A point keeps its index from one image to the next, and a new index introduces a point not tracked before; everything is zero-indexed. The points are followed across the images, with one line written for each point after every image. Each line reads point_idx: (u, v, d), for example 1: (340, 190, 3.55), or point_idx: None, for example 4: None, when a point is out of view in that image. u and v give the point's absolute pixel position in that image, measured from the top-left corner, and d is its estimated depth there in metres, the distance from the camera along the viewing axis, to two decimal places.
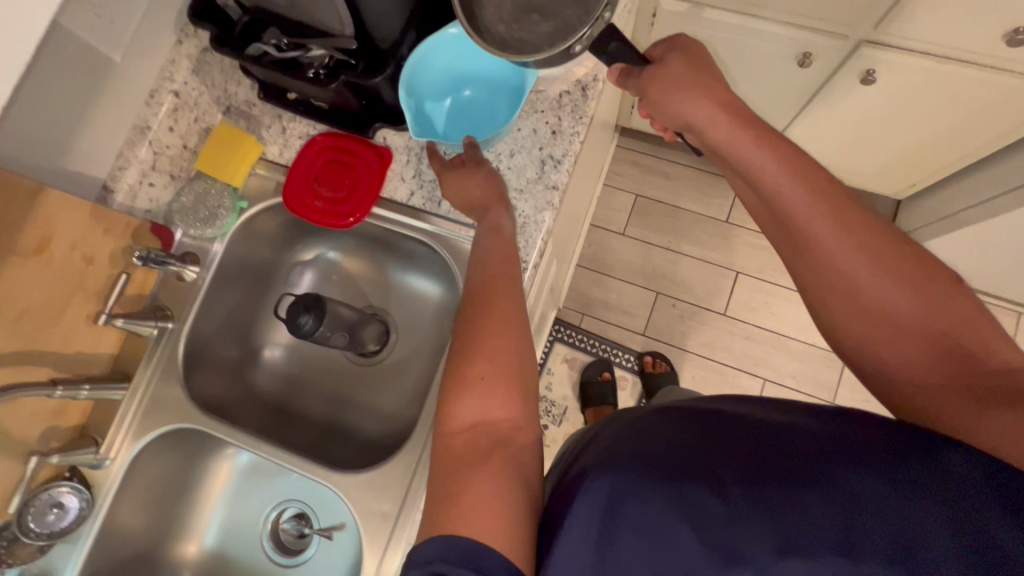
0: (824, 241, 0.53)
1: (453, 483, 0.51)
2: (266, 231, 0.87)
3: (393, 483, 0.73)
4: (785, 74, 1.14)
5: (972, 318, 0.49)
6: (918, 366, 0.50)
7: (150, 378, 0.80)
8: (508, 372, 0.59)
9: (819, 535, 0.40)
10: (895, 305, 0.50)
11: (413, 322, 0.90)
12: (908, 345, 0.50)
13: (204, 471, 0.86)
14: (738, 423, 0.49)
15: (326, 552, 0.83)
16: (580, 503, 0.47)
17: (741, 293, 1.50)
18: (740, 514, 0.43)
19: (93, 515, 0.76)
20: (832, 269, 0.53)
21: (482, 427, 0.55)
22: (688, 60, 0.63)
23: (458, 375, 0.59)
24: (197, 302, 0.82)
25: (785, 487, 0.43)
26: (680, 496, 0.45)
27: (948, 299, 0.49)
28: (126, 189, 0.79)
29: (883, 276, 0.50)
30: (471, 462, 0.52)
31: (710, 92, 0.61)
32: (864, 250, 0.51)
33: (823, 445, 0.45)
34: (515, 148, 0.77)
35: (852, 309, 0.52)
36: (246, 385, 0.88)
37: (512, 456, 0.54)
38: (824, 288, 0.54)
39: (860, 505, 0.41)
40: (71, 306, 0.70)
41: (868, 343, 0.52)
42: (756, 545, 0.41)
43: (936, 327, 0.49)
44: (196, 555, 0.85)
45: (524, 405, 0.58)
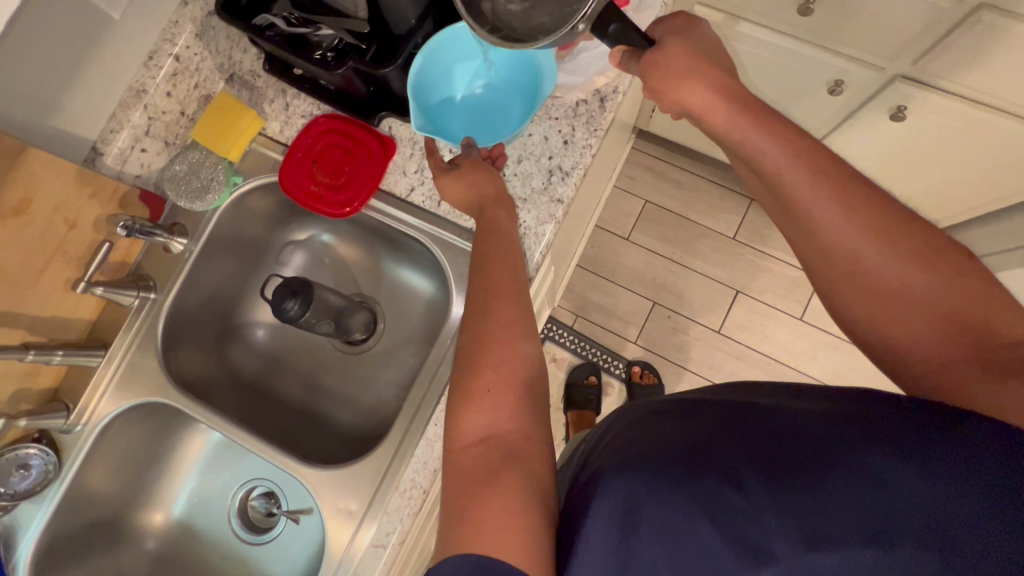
0: (827, 227, 0.51)
1: (466, 499, 0.50)
2: (260, 208, 0.85)
3: (362, 481, 0.72)
4: (814, 98, 1.10)
5: (987, 296, 0.47)
6: (929, 343, 0.48)
7: (128, 345, 0.79)
8: (514, 384, 0.57)
9: (846, 528, 0.40)
10: (906, 281, 0.49)
11: (402, 315, 0.88)
12: (917, 322, 0.49)
13: (176, 442, 0.86)
14: (752, 415, 0.50)
15: (293, 534, 0.82)
16: (596, 509, 0.47)
17: (739, 313, 1.49)
18: (761, 509, 0.43)
19: (58, 480, 0.75)
20: (838, 250, 0.51)
21: (494, 440, 0.54)
22: (688, 43, 0.59)
23: (462, 385, 0.57)
24: (180, 275, 0.80)
25: (804, 480, 0.43)
26: (699, 491, 0.45)
27: (961, 275, 0.48)
28: (116, 153, 0.78)
29: (892, 253, 0.49)
30: (484, 476, 0.51)
31: (719, 88, 0.58)
32: (874, 229, 0.49)
33: (836, 430, 0.45)
34: (523, 154, 0.74)
35: (860, 290, 0.51)
36: (224, 361, 0.87)
37: (527, 469, 0.52)
38: (830, 270, 0.52)
39: (883, 490, 0.41)
40: (50, 269, 0.69)
41: (873, 322, 0.51)
42: (781, 540, 0.42)
43: (946, 302, 0.47)
44: (163, 525, 0.86)
45: (533, 416, 0.57)
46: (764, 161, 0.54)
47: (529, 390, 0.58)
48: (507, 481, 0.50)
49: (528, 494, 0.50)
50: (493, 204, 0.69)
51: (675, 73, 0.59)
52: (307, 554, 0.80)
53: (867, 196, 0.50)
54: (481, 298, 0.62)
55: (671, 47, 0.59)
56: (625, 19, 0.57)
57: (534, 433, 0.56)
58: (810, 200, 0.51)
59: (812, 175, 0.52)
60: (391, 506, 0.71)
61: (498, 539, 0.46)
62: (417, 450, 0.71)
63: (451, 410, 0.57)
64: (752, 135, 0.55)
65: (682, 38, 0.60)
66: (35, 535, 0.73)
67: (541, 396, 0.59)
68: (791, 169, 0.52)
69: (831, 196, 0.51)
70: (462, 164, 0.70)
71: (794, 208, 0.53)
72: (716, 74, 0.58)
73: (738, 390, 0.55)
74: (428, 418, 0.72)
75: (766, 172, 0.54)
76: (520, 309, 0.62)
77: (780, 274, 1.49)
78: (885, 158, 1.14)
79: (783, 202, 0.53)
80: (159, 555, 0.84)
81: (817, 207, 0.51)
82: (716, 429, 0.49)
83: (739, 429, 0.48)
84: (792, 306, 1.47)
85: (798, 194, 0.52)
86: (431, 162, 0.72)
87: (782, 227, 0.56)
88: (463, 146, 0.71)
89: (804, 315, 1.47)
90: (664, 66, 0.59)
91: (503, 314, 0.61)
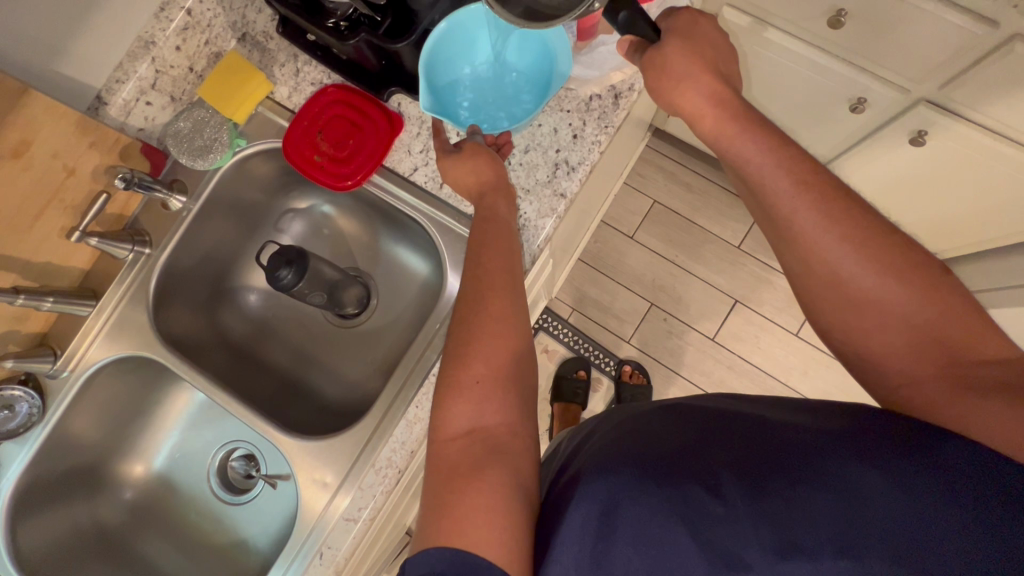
0: (811, 237, 0.50)
1: (449, 491, 0.50)
2: (261, 173, 0.84)
3: (341, 454, 0.73)
4: (835, 113, 1.08)
5: (965, 314, 0.47)
6: (907, 359, 0.48)
7: (120, 298, 0.79)
8: (503, 376, 0.57)
9: (821, 539, 0.41)
10: (888, 295, 0.48)
11: (395, 293, 0.88)
12: (892, 334, 0.49)
13: (161, 396, 0.87)
14: (736, 425, 0.50)
15: (268, 498, 0.84)
16: (574, 510, 0.48)
17: (735, 322, 1.48)
18: (738, 515, 0.43)
19: (42, 423, 0.76)
20: (821, 263, 0.50)
21: (480, 434, 0.54)
22: (687, 42, 0.58)
23: (451, 375, 0.57)
24: (176, 233, 0.79)
25: (781, 489, 0.44)
26: (678, 496, 0.45)
27: (943, 292, 0.47)
28: (121, 104, 0.77)
29: (870, 265, 0.48)
30: (469, 468, 0.51)
31: (721, 92, 0.57)
32: (858, 241, 0.49)
33: (818, 442, 0.45)
34: (530, 144, 0.73)
35: (842, 303, 0.50)
36: (214, 322, 0.87)
37: (512, 465, 0.52)
38: (812, 281, 0.52)
39: (861, 505, 0.41)
40: (45, 215, 0.69)
41: (849, 332, 0.51)
42: (755, 549, 0.42)
43: (923, 318, 0.47)
44: (143, 476, 0.87)
45: (521, 410, 0.57)
46: (774, 177, 0.53)
47: (518, 386, 0.58)
48: (492, 476, 0.50)
49: (511, 489, 0.50)
50: (498, 193, 0.68)
51: (674, 74, 0.58)
52: (281, 519, 0.81)
53: (873, 222, 0.50)
54: (476, 284, 0.62)
55: (686, 48, 0.58)
56: (635, 7, 0.58)
57: (520, 429, 0.56)
58: (812, 221, 0.50)
59: (817, 196, 0.50)
60: (365, 482, 0.71)
61: (480, 535, 0.46)
62: (397, 430, 0.72)
63: (438, 400, 0.57)
64: (761, 149, 0.54)
65: (699, 42, 0.59)
66: (14, 475, 0.74)
67: (527, 391, 0.59)
68: (794, 187, 0.51)
69: (837, 218, 0.50)
70: (465, 148, 0.68)
71: (800, 228, 0.51)
72: (714, 77, 0.57)
73: (726, 400, 0.56)
74: (410, 400, 0.72)
75: (767, 190, 0.53)
76: (516, 301, 0.61)
77: (781, 287, 1.48)
78: (899, 183, 1.12)
79: (778, 222, 0.53)
80: (136, 505, 0.86)
81: (822, 229, 0.50)
82: (699, 436, 0.50)
83: (722, 437, 0.49)
84: (789, 321, 1.47)
85: (805, 212, 0.51)
86: (436, 141, 0.72)
87: (772, 241, 0.55)
88: (467, 131, 0.70)
89: (800, 331, 1.46)
90: (665, 66, 0.58)
91: (496, 306, 0.60)
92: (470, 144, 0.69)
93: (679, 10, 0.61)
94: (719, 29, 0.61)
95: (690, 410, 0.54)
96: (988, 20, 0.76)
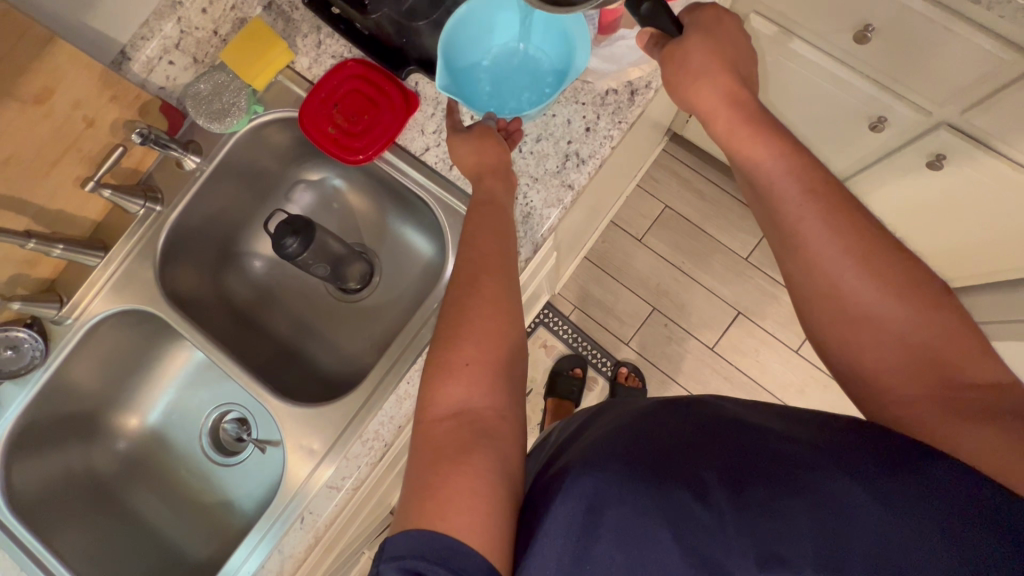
0: (813, 245, 0.50)
1: (433, 472, 0.50)
2: (276, 142, 0.85)
3: (331, 423, 0.74)
4: (855, 130, 1.07)
5: (961, 335, 0.47)
6: (900, 376, 0.48)
7: (128, 252, 0.80)
8: (494, 361, 0.57)
9: (801, 550, 0.41)
10: (886, 311, 0.48)
11: (397, 272, 0.89)
12: (885, 351, 0.48)
13: (160, 353, 0.88)
14: (725, 430, 0.50)
15: (257, 462, 0.86)
16: (560, 505, 0.47)
17: (735, 333, 1.48)
18: (722, 521, 0.44)
19: (43, 367, 0.77)
20: (820, 272, 0.50)
21: (468, 416, 0.54)
22: (709, 40, 0.58)
23: (444, 355, 0.57)
24: (189, 193, 0.81)
25: (768, 500, 0.44)
26: (664, 498, 0.45)
27: (939, 311, 0.47)
28: (143, 61, 0.79)
29: (869, 279, 0.48)
30: (454, 451, 0.52)
31: (738, 96, 0.57)
32: (858, 254, 0.49)
33: (805, 453, 0.46)
34: (542, 134, 0.74)
35: (838, 315, 0.50)
36: (218, 285, 0.89)
37: (498, 451, 0.53)
38: (811, 290, 0.51)
39: (843, 518, 0.41)
40: (62, 163, 0.70)
41: (844, 346, 0.51)
42: (736, 555, 0.42)
43: (920, 337, 0.47)
44: (137, 429, 0.89)
45: (510, 398, 0.57)
46: (779, 184, 0.53)
47: (510, 370, 0.58)
48: (477, 460, 0.51)
49: (495, 475, 0.50)
50: (504, 181, 0.68)
51: (692, 74, 0.58)
52: (268, 482, 0.84)
53: (878, 235, 0.50)
54: (476, 264, 0.62)
55: (704, 44, 0.58)
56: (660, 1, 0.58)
57: (508, 415, 0.56)
58: (812, 229, 0.50)
59: (819, 204, 0.51)
60: (351, 452, 0.72)
61: (461, 517, 0.47)
62: (386, 404, 0.73)
63: (428, 380, 0.57)
64: (768, 154, 0.54)
65: (719, 42, 0.58)
66: (13, 415, 0.76)
67: (518, 379, 0.59)
68: (798, 193, 0.52)
69: (840, 228, 0.50)
70: (474, 130, 0.69)
71: (799, 236, 0.51)
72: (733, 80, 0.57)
73: (714, 399, 0.57)
74: (402, 376, 0.74)
75: (776, 192, 0.53)
76: (512, 288, 0.62)
77: (785, 303, 1.47)
78: (914, 207, 1.11)
79: (780, 229, 0.53)
80: (129, 456, 0.88)
81: (820, 239, 0.50)
82: (689, 439, 0.50)
83: (711, 441, 0.49)
84: (790, 337, 1.46)
85: (806, 219, 0.51)
86: (449, 121, 0.72)
87: (773, 245, 0.55)
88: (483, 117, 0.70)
89: (800, 348, 1.45)
90: (683, 65, 0.58)
91: (493, 291, 0.60)
92: (481, 127, 0.69)
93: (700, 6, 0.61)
94: (741, 32, 0.60)
95: (679, 412, 0.54)
96: (1016, 47, 0.75)
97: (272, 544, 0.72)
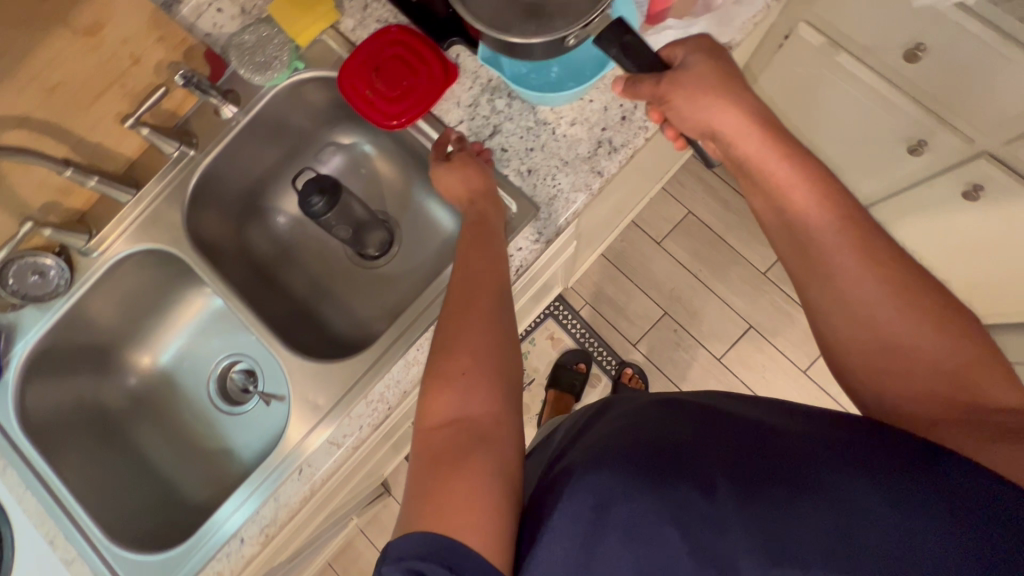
0: (838, 262, 0.51)
1: (431, 482, 0.49)
2: (314, 102, 0.86)
3: (337, 380, 0.75)
4: (892, 154, 1.06)
5: (986, 363, 0.46)
6: (918, 397, 0.48)
7: (159, 193, 0.81)
8: (489, 372, 0.56)
9: (810, 547, 0.41)
10: (908, 332, 0.48)
11: (418, 243, 0.89)
12: (907, 372, 0.48)
13: (178, 298, 0.90)
14: (730, 426, 0.51)
15: (260, 414, 0.87)
16: (566, 503, 0.47)
17: (745, 347, 1.47)
18: (729, 519, 0.44)
19: (66, 296, 0.79)
20: (845, 288, 0.51)
21: (466, 424, 0.53)
22: (713, 66, 0.59)
23: (439, 362, 0.57)
24: (223, 141, 0.81)
25: (774, 496, 0.44)
26: (671, 497, 0.45)
27: (962, 337, 0.47)
28: (193, 6, 0.81)
29: (895, 299, 0.49)
30: (452, 457, 0.50)
31: (761, 122, 0.57)
32: (875, 271, 0.50)
33: (812, 451, 0.45)
34: (578, 118, 0.73)
35: (859, 333, 0.50)
36: (243, 236, 0.90)
37: (496, 454, 0.51)
38: (828, 308, 0.52)
39: (854, 513, 0.41)
40: (104, 98, 0.72)
41: (863, 365, 0.51)
42: (745, 554, 0.42)
43: (942, 360, 0.47)
44: (149, 367, 0.91)
45: (504, 399, 0.56)
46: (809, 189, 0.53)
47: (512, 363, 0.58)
48: (475, 464, 0.49)
49: (497, 478, 0.49)
50: (494, 203, 0.70)
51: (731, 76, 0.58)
52: (270, 434, 0.85)
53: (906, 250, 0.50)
54: (482, 275, 0.63)
55: (698, 76, 0.58)
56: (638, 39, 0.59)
57: (506, 419, 0.55)
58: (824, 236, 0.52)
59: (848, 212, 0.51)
60: (354, 412, 0.73)
61: (462, 518, 0.46)
62: (393, 368, 0.74)
63: (426, 388, 0.56)
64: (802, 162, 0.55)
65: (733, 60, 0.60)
66: (33, 338, 0.78)
67: (517, 379, 0.59)
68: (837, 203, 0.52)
69: (863, 244, 0.51)
70: (453, 160, 0.71)
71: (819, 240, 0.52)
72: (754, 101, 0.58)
73: (717, 395, 0.57)
74: (412, 343, 0.74)
75: (793, 203, 0.55)
76: (503, 297, 0.63)
77: (798, 322, 1.46)
78: (944, 237, 1.09)
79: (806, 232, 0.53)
80: (138, 393, 0.90)
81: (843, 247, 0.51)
82: (694, 435, 0.50)
83: (717, 437, 0.50)
84: (799, 357, 1.45)
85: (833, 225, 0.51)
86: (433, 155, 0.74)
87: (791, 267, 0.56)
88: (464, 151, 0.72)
89: (808, 369, 1.44)
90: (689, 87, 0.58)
91: (483, 303, 0.61)
92: (462, 157, 0.71)
93: (688, 42, 0.60)
94: None
95: (684, 407, 0.55)
96: None
97: (259, 499, 0.72)
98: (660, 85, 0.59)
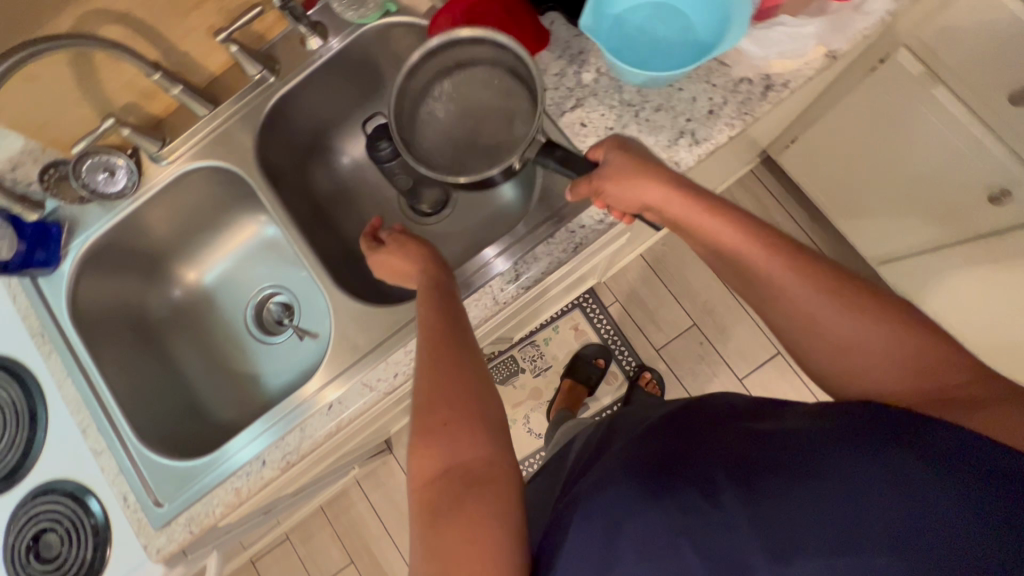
0: (787, 289, 0.53)
1: (430, 535, 0.48)
2: (398, 49, 0.84)
3: (376, 325, 0.75)
4: (962, 205, 1.00)
5: (935, 342, 0.49)
6: (901, 388, 0.49)
7: (233, 114, 0.82)
8: (475, 415, 0.54)
9: (818, 538, 0.42)
10: (858, 335, 0.51)
11: (473, 208, 0.89)
12: (882, 370, 0.50)
13: (231, 222, 0.91)
14: (732, 427, 0.51)
15: (291, 346, 0.89)
16: (577, 529, 0.49)
17: (769, 372, 1.44)
18: (736, 518, 0.45)
19: (131, 199, 0.81)
20: (800, 310, 0.53)
21: (457, 472, 0.51)
22: (630, 155, 0.62)
23: (421, 415, 0.54)
24: (304, 71, 0.82)
25: (778, 488, 0.45)
26: (677, 507, 0.46)
27: (906, 326, 0.50)
28: None
29: (843, 311, 0.51)
30: (447, 507, 0.49)
31: (678, 188, 0.59)
32: (826, 290, 0.52)
33: (808, 439, 0.46)
34: (665, 104, 0.71)
35: (824, 348, 0.52)
36: (305, 170, 0.91)
37: (496, 494, 0.50)
38: (794, 333, 0.54)
39: (858, 495, 0.42)
40: (200, 10, 0.73)
41: (840, 376, 0.52)
42: (755, 551, 0.43)
43: (900, 351, 0.49)
44: (194, 284, 0.93)
45: (497, 440, 0.54)
46: None
47: None
48: (473, 511, 0.48)
49: (497, 523, 0.48)
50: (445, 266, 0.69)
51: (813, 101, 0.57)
52: (302, 367, 0.87)
53: None
54: (458, 329, 0.60)
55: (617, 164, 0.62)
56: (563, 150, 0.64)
57: (498, 460, 0.53)
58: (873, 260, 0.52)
59: None
60: (391, 359, 0.73)
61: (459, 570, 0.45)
62: None
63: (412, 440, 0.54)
64: None
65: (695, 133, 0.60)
66: (93, 235, 0.80)
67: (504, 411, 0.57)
68: None
69: None
70: (390, 242, 0.71)
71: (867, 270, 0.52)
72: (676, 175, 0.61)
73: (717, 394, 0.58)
74: None
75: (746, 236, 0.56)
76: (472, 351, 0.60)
77: None
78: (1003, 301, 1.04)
79: None
80: (180, 306, 0.92)
81: None
82: (693, 439, 0.51)
83: (715, 436, 0.51)
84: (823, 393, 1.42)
85: None
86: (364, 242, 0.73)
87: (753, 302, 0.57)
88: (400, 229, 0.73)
89: None
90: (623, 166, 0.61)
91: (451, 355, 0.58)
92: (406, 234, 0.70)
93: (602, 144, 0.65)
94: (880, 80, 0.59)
95: (682, 413, 0.55)
96: None
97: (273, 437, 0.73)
98: (593, 181, 0.62)
